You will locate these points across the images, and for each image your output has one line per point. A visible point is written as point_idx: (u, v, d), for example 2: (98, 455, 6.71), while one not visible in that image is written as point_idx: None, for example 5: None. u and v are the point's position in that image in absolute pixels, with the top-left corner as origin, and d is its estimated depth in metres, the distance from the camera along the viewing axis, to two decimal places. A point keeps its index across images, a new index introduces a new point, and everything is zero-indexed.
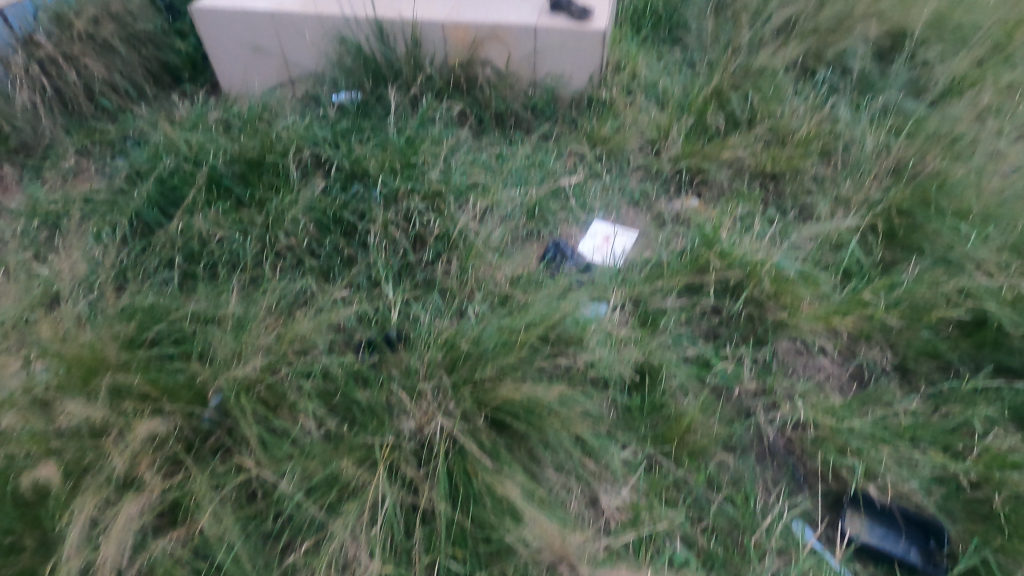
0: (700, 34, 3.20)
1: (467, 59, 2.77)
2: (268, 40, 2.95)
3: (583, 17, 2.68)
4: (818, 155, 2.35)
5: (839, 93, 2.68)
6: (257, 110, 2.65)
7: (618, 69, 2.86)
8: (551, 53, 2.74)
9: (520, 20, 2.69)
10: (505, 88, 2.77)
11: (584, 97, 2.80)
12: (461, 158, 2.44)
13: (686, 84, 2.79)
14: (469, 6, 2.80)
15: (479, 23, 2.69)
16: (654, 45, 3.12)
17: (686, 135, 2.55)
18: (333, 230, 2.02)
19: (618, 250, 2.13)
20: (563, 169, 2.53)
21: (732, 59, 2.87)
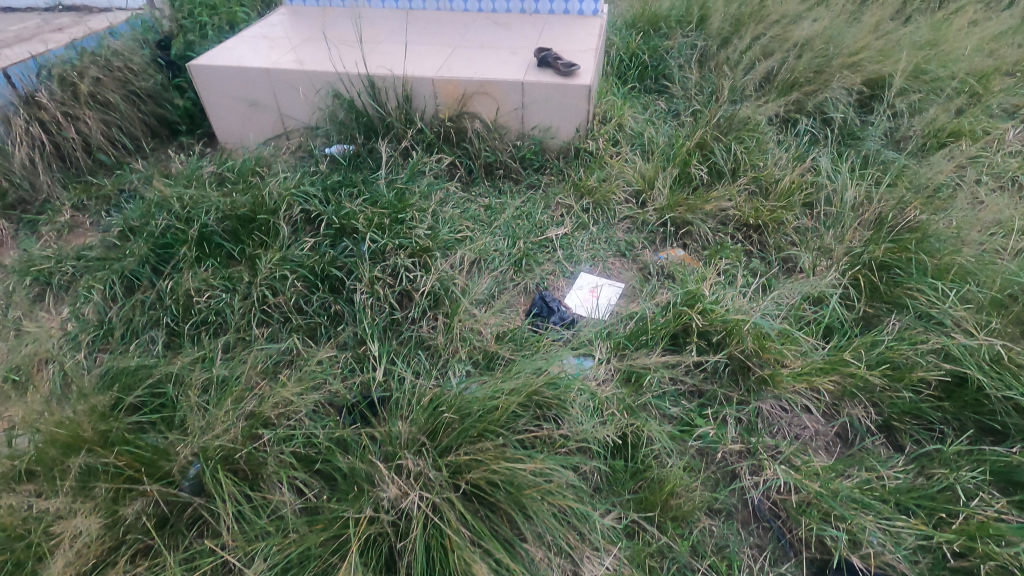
0: (684, 87, 3.32)
1: (456, 113, 2.84)
2: (263, 94, 3.04)
3: (569, 72, 2.75)
4: (800, 205, 2.39)
5: (819, 143, 2.75)
6: (251, 164, 2.72)
7: (605, 120, 2.94)
8: (538, 107, 2.80)
9: (508, 76, 2.76)
10: (494, 141, 2.83)
11: (571, 149, 2.87)
12: (449, 209, 2.52)
13: (671, 135, 2.89)
14: (459, 64, 2.90)
15: (468, 79, 2.76)
16: (640, 98, 3.24)
17: (672, 185, 2.60)
18: (321, 287, 2.05)
19: (604, 303, 2.15)
20: (550, 219, 2.57)
21: (716, 110, 2.95)
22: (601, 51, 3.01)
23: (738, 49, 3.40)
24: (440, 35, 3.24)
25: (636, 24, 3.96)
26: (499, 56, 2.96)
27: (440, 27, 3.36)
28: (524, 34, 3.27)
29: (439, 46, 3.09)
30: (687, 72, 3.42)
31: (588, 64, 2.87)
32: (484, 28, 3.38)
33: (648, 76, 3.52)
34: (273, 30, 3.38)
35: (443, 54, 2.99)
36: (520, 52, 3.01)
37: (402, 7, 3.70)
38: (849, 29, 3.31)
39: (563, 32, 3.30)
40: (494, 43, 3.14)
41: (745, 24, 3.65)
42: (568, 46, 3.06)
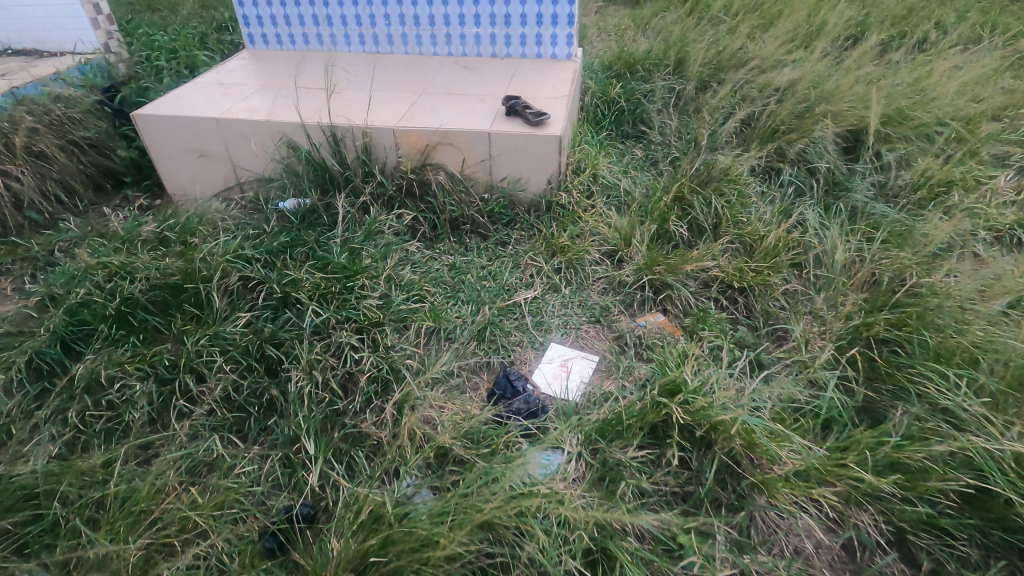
0: (661, 133, 3.19)
1: (419, 164, 2.65)
2: (214, 144, 2.83)
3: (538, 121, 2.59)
4: (788, 265, 2.21)
5: (805, 195, 2.60)
6: (195, 222, 2.50)
7: (579, 171, 2.77)
8: (507, 158, 2.61)
9: (474, 126, 2.60)
10: (460, 194, 2.64)
11: (542, 202, 2.69)
12: (409, 273, 2.32)
13: (648, 186, 2.73)
14: (422, 113, 2.73)
15: (431, 128, 2.59)
16: (616, 147, 3.11)
17: (649, 242, 2.42)
18: (255, 370, 1.82)
19: (575, 382, 1.94)
20: (519, 281, 2.36)
21: (694, 159, 2.81)
22: (573, 98, 2.86)
23: (716, 95, 3.29)
24: (405, 82, 3.09)
25: (612, 67, 3.86)
26: (466, 105, 2.81)
27: (407, 73, 3.22)
28: (494, 80, 3.14)
29: (403, 93, 2.93)
30: (665, 117, 3.30)
31: (560, 112, 2.72)
32: (453, 73, 3.24)
33: (624, 123, 3.39)
34: (231, 75, 3.21)
35: (407, 102, 2.83)
36: (488, 100, 2.86)
37: (369, 52, 3.57)
38: (830, 74, 3.22)
39: (535, 77, 3.17)
40: (462, 90, 3.00)
41: (723, 68, 3.55)
42: (539, 93, 2.91)
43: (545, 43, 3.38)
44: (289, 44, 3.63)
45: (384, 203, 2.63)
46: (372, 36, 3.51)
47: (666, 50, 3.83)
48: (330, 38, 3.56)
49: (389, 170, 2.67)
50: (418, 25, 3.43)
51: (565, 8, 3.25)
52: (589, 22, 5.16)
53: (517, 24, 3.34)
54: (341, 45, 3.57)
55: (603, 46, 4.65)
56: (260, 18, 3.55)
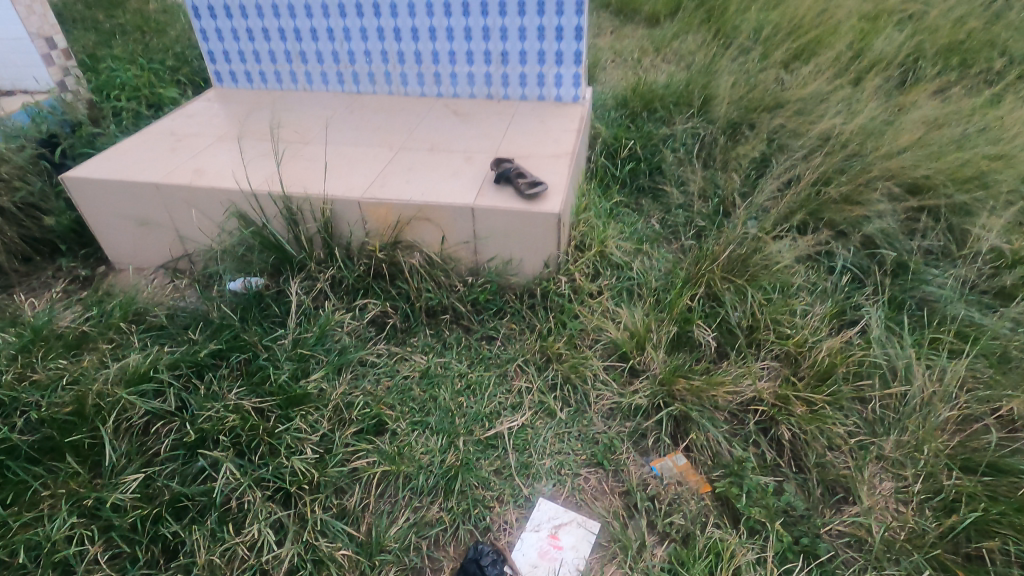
0: (684, 191, 2.72)
1: (391, 242, 2.22)
2: (155, 211, 2.42)
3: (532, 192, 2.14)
4: (848, 393, 1.73)
5: (859, 289, 2.13)
6: (118, 313, 2.08)
7: (584, 247, 2.30)
8: (494, 237, 2.17)
9: (456, 197, 2.16)
10: (439, 278, 2.20)
11: (537, 288, 2.23)
12: (369, 390, 1.89)
13: (668, 268, 2.27)
14: (397, 178, 2.30)
15: (403, 200, 2.15)
16: (628, 212, 2.66)
17: (667, 349, 1.96)
18: (145, 556, 1.44)
19: (569, 563, 1.53)
20: (506, 399, 1.90)
21: (724, 235, 2.33)
22: (576, 157, 2.41)
23: (749, 147, 2.82)
24: (382, 134, 2.66)
25: (626, 105, 3.41)
26: (450, 167, 2.37)
27: (386, 121, 2.78)
28: (486, 130, 2.68)
29: (377, 151, 2.50)
30: (688, 174, 2.84)
31: (559, 177, 2.26)
32: (439, 120, 2.79)
33: (640, 177, 2.93)
34: (186, 124, 2.81)
35: (381, 163, 2.40)
36: (476, 160, 2.41)
37: (348, 91, 3.13)
38: (887, 122, 2.72)
39: (534, 125, 2.71)
40: (447, 144, 2.55)
41: (756, 109, 3.07)
42: (537, 150, 2.46)
43: (547, 83, 2.92)
44: (259, 82, 3.20)
45: (348, 289, 2.20)
46: (351, 74, 3.08)
47: (690, 84, 3.34)
48: (305, 76, 3.13)
49: (355, 246, 2.23)
50: (403, 63, 2.99)
51: (570, 45, 2.79)
52: (602, 44, 4.69)
53: (515, 63, 2.89)
54: (317, 84, 3.14)
55: (617, 75, 4.19)
56: (226, 54, 3.13)
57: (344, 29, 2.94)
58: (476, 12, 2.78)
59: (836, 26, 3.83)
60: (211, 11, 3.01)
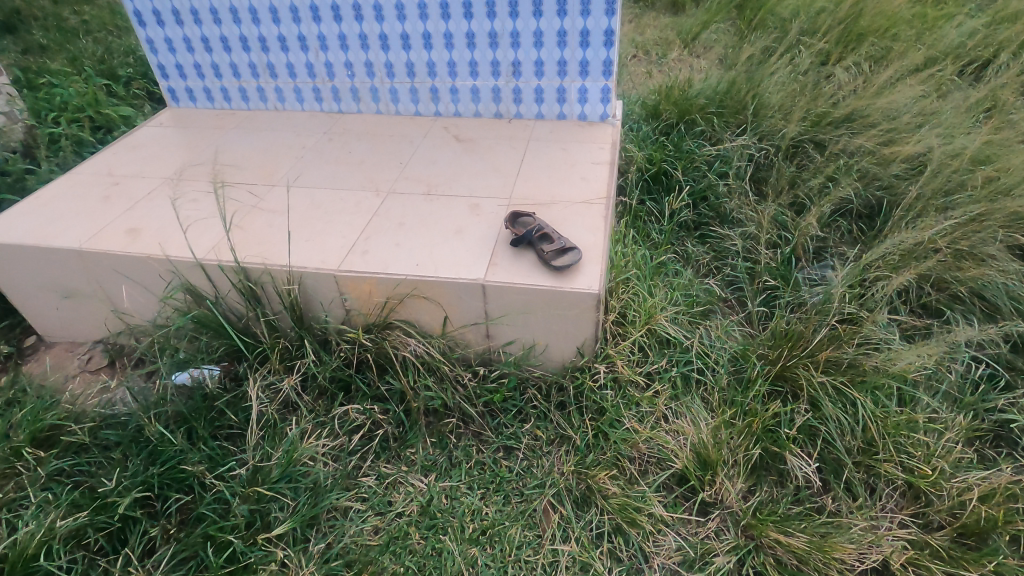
0: (744, 238, 2.23)
1: (378, 325, 1.72)
2: (83, 281, 1.91)
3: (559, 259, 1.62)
4: (1017, 567, 1.27)
5: (992, 381, 1.65)
6: (21, 431, 1.57)
7: (628, 323, 1.81)
8: (512, 320, 1.66)
9: (460, 268, 1.65)
10: (441, 372, 1.70)
11: (568, 381, 1.73)
12: (354, 546, 1.44)
13: (738, 350, 1.77)
14: (385, 240, 1.79)
15: (392, 274, 1.65)
16: (676, 266, 2.16)
17: (747, 477, 1.50)
18: None
19: None
20: (535, 556, 1.43)
21: (806, 308, 1.87)
22: (612, 204, 1.89)
23: (820, 177, 2.29)
24: (367, 172, 2.14)
25: (659, 115, 2.87)
26: (452, 221, 1.86)
27: (372, 153, 2.27)
28: (495, 163, 2.16)
29: (361, 199, 1.99)
30: (745, 210, 2.33)
31: (593, 235, 1.75)
32: (438, 150, 2.27)
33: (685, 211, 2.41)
34: (128, 161, 2.29)
35: (365, 217, 1.90)
36: (485, 210, 1.90)
37: (328, 110, 2.60)
38: (993, 140, 2.20)
39: (555, 155, 2.18)
40: (447, 185, 2.04)
41: (821, 125, 2.54)
42: (562, 194, 1.94)
43: (569, 99, 2.38)
44: (221, 100, 2.67)
45: (324, 388, 1.71)
46: (330, 91, 2.54)
47: (737, 89, 2.80)
48: (275, 93, 2.60)
49: (332, 329, 1.74)
50: (392, 76, 2.45)
51: (598, 53, 2.26)
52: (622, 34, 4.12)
53: (529, 75, 2.35)
54: (290, 102, 2.61)
55: (643, 75, 3.63)
56: (180, 69, 2.60)
57: (319, 36, 2.40)
58: (481, 13, 2.24)
59: (898, 16, 3.29)
60: (158, 17, 2.47)
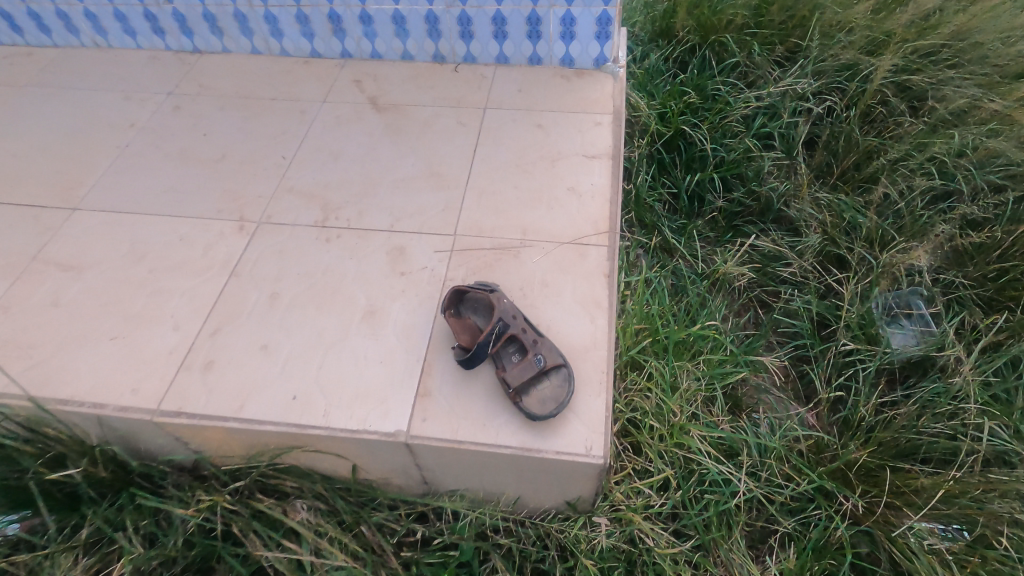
0: (801, 258, 1.56)
1: (249, 479, 1.08)
2: None
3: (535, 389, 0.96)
4: None
5: None
6: None
7: (642, 439, 1.21)
8: (460, 477, 1.05)
9: (366, 409, 0.97)
10: (354, 548, 1.07)
11: (555, 546, 1.12)
12: None
13: (815, 487, 1.18)
14: (244, 333, 1.07)
15: (250, 425, 0.97)
16: (701, 294, 1.54)
17: None
18: None
19: None
20: None
21: (899, 396, 1.29)
22: (619, 250, 1.17)
23: (920, 155, 1.57)
24: (228, 180, 1.34)
25: (674, 35, 1.99)
26: (359, 289, 1.13)
27: (239, 137, 1.43)
28: (433, 157, 1.36)
29: (212, 242, 1.22)
30: (801, 205, 1.63)
31: (589, 323, 1.06)
32: (344, 128, 1.44)
33: (713, 198, 1.75)
34: None
35: (217, 284, 1.15)
36: (414, 263, 1.16)
37: (177, 49, 1.69)
38: None
39: (528, 141, 1.39)
40: (355, 208, 1.27)
41: (912, 61, 1.74)
42: (538, 229, 1.21)
43: (545, 33, 1.52)
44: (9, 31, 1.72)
45: (183, 566, 1.05)
46: (172, 18, 1.62)
47: None
48: (89, 22, 1.66)
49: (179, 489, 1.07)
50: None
51: None
52: None
53: None
54: (117, 35, 1.69)
55: None
56: None
57: None
58: None
59: None
60: None
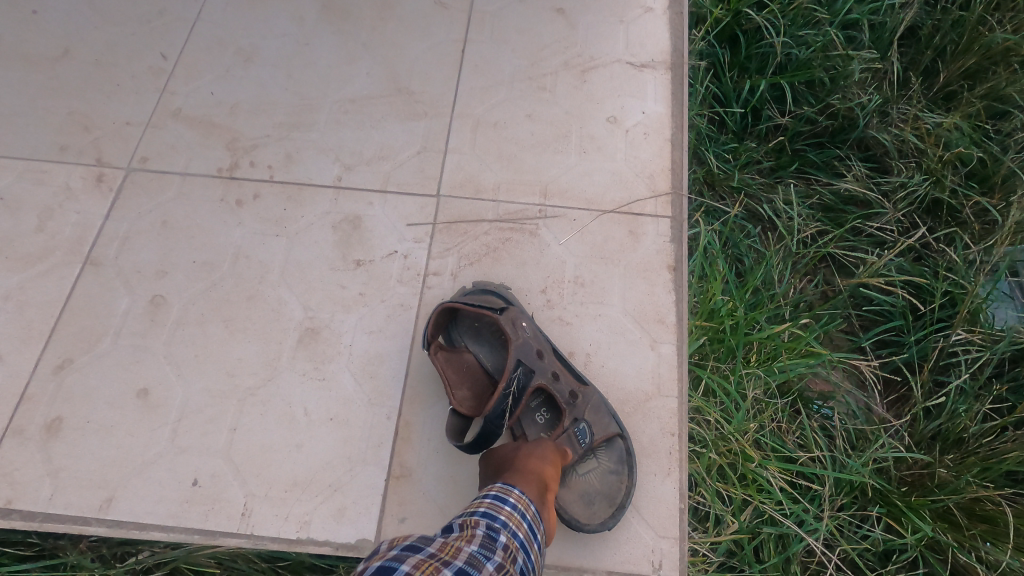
0: (894, 205, 1.17)
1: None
2: None
3: (573, 475, 0.65)
4: None
5: None
6: None
7: (696, 473, 0.91)
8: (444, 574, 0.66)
9: (311, 504, 0.63)
10: None
11: None
12: None
13: (917, 540, 0.90)
14: (106, 371, 0.68)
15: (125, 531, 0.62)
16: (754, 248, 1.15)
17: None
18: None
19: None
20: None
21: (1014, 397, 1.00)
22: (687, 225, 0.78)
23: None
24: (74, 95, 0.85)
25: None
26: (292, 291, 0.73)
27: (89, 20, 0.91)
28: (398, 61, 0.89)
29: (53, 205, 0.78)
30: (894, 130, 1.21)
31: (647, 354, 0.71)
32: (255, 7, 0.93)
33: (773, 112, 1.25)
34: None
35: (61, 280, 0.73)
36: (375, 246, 0.76)
37: None
38: None
39: (542, 37, 0.91)
40: (279, 148, 0.82)
41: None
42: (563, 189, 0.80)
43: None
44: None
45: None
46: None
47: None
48: None
49: (56, 548, 0.63)
50: None
51: None
52: None
53: None
54: None
55: None
56: None
57: None
58: None
59: None
60: None
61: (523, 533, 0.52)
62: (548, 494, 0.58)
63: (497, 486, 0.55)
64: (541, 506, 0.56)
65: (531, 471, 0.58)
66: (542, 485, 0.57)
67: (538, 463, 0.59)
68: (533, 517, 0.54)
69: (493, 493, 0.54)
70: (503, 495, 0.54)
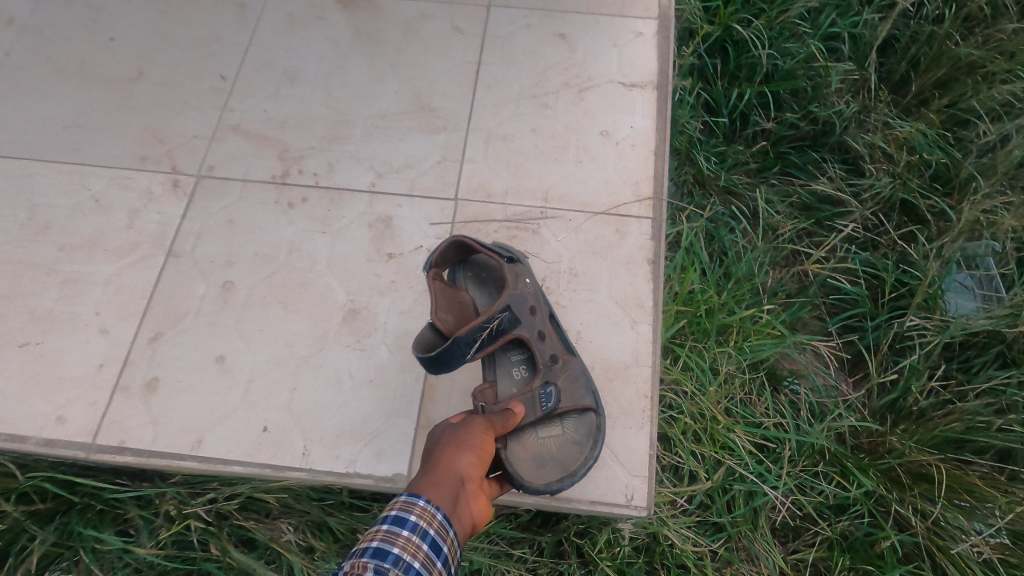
0: (864, 203, 1.30)
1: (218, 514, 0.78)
2: None
3: (534, 436, 0.77)
4: None
5: None
6: None
7: (675, 437, 1.06)
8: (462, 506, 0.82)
9: (355, 448, 0.79)
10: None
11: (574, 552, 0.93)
12: None
13: (864, 495, 1.05)
14: (190, 342, 0.84)
15: (212, 466, 0.78)
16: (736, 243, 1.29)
17: None
18: None
19: None
20: None
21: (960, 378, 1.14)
22: (666, 225, 0.92)
23: None
24: (148, 113, 1.01)
25: None
26: (336, 279, 0.89)
27: (158, 46, 1.07)
28: (421, 80, 1.03)
29: (138, 206, 0.94)
30: (869, 136, 1.33)
31: (627, 331, 0.86)
32: (299, 33, 1.08)
33: (758, 118, 1.38)
34: None
35: (149, 268, 0.89)
36: (404, 242, 0.91)
37: None
38: None
39: (546, 59, 1.05)
40: (322, 157, 0.97)
41: None
42: (561, 193, 0.95)
43: None
44: None
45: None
46: None
47: None
48: None
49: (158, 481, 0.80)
50: None
51: None
52: None
53: None
54: None
55: None
56: None
57: None
58: None
59: None
60: None
61: (419, 558, 0.58)
62: (465, 486, 0.65)
63: (397, 509, 0.61)
64: (451, 512, 0.63)
65: (449, 470, 0.65)
66: (459, 481, 0.65)
67: (456, 461, 0.66)
68: (437, 529, 0.61)
69: (391, 517, 0.60)
70: (401, 521, 0.59)
